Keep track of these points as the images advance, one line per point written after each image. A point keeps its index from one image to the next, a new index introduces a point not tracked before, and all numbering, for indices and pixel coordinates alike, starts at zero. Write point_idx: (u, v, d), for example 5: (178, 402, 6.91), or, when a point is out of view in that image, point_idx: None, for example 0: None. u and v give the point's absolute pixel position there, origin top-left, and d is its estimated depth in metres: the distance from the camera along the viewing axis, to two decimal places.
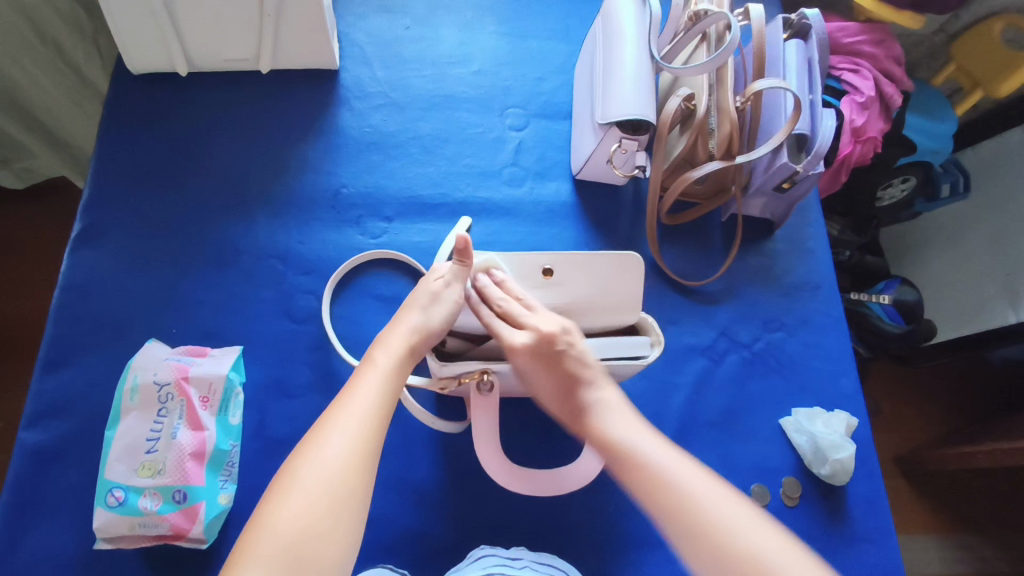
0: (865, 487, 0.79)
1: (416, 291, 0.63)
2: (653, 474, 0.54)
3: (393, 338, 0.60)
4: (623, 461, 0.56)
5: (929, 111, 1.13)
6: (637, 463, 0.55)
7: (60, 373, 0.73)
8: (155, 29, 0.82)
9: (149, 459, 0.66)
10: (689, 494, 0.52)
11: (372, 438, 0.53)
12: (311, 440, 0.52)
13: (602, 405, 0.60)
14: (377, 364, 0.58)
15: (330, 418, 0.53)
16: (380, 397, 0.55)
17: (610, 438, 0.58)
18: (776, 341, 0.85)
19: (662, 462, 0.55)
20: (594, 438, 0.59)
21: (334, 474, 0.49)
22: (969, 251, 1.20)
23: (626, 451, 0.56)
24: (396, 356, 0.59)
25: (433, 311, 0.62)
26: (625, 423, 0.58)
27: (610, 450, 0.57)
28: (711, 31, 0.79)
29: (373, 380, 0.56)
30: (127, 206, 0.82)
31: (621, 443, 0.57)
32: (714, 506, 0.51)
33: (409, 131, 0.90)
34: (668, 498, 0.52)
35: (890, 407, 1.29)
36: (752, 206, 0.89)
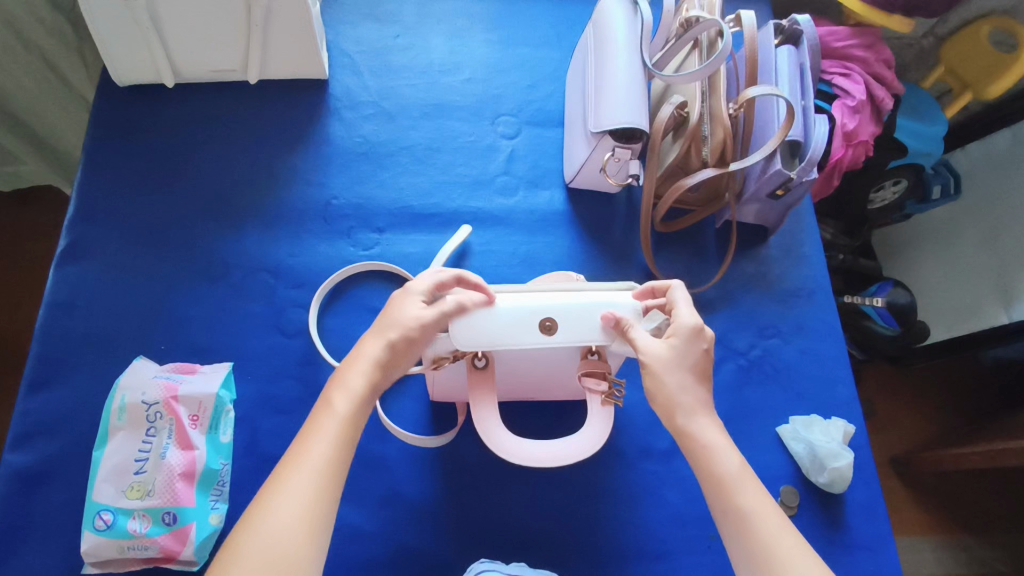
0: (864, 494, 0.78)
1: (391, 316, 0.57)
2: (739, 514, 0.52)
3: (353, 376, 0.54)
4: (723, 491, 0.53)
5: (918, 114, 1.13)
6: (734, 498, 0.53)
7: (46, 394, 0.72)
8: (140, 40, 0.80)
9: (138, 480, 0.65)
10: (769, 545, 0.50)
11: (324, 495, 0.50)
12: (261, 501, 0.48)
13: (703, 423, 0.56)
14: (336, 405, 0.53)
15: (281, 474, 0.50)
16: (336, 447, 0.52)
17: (712, 463, 0.54)
18: (772, 348, 0.85)
19: (750, 506, 0.52)
20: (693, 452, 0.55)
21: (286, 541, 0.47)
22: (960, 251, 1.20)
23: (723, 484, 0.53)
24: (357, 398, 0.53)
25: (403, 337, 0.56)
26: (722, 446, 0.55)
27: (706, 473, 0.54)
28: (703, 37, 0.78)
29: (331, 426, 0.52)
30: (114, 220, 0.81)
31: (726, 475, 0.53)
32: (792, 565, 0.49)
33: (400, 140, 0.89)
34: (751, 542, 0.51)
35: (885, 408, 1.29)
36: (745, 212, 0.88)
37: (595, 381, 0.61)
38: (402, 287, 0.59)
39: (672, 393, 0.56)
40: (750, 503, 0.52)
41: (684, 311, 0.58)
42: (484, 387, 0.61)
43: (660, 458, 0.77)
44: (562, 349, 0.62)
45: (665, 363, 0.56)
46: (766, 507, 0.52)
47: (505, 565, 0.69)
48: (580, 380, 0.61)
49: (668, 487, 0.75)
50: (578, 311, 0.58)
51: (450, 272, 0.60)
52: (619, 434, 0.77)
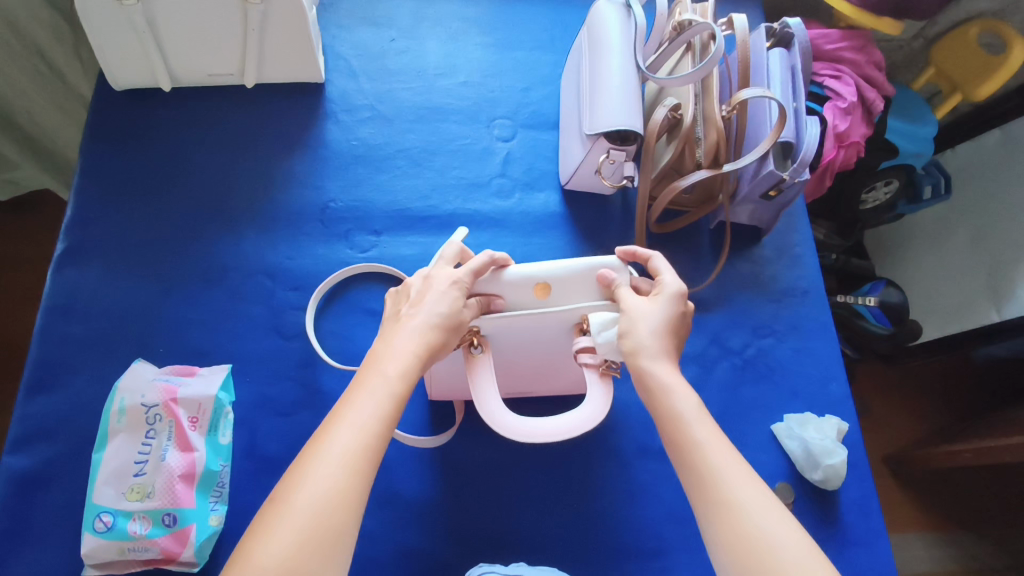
0: (857, 491, 0.79)
1: (433, 299, 0.56)
2: (688, 446, 0.51)
3: (402, 348, 0.53)
4: (672, 423, 0.52)
5: (910, 116, 1.15)
6: (684, 430, 0.52)
7: (45, 397, 0.72)
8: (137, 44, 0.81)
9: (138, 482, 0.65)
10: (715, 472, 0.50)
11: (367, 466, 0.48)
12: (300, 469, 0.47)
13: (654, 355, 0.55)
14: (383, 375, 0.52)
15: (320, 444, 0.48)
16: (378, 422, 0.50)
17: (666, 398, 0.53)
18: (767, 347, 0.86)
19: (703, 439, 0.51)
20: (647, 390, 0.54)
21: (325, 514, 0.45)
22: (952, 250, 1.22)
23: (677, 420, 0.52)
24: (407, 369, 0.52)
25: (449, 321, 0.56)
26: (673, 380, 0.54)
27: (661, 411, 0.53)
28: (697, 40, 0.79)
29: (376, 399, 0.50)
30: (111, 224, 0.81)
31: (681, 408, 0.53)
32: (737, 488, 0.49)
33: (396, 143, 0.90)
34: (699, 473, 0.50)
35: (878, 406, 1.31)
36: (739, 214, 0.89)
37: (589, 356, 0.59)
38: (437, 270, 0.59)
39: (640, 336, 0.55)
40: (702, 434, 0.52)
41: (667, 276, 0.59)
42: (485, 370, 0.60)
43: (655, 457, 0.77)
44: (556, 329, 0.62)
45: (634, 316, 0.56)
46: (716, 437, 0.52)
47: (502, 565, 0.69)
48: (576, 356, 0.60)
49: (665, 485, 0.76)
50: (574, 282, 0.61)
51: (484, 255, 0.59)
52: (617, 433, 0.78)
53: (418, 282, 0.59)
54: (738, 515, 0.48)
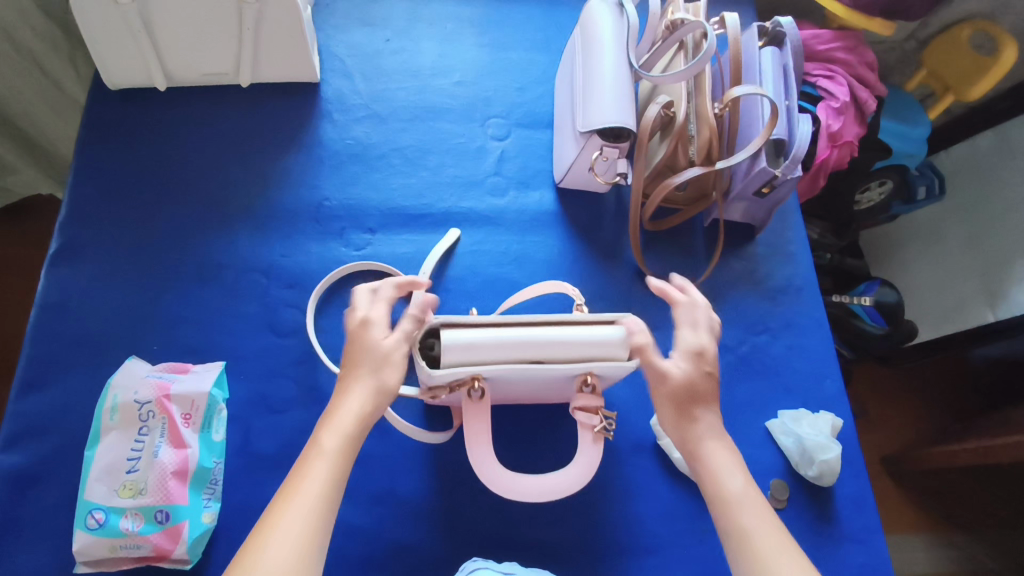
0: (852, 487, 0.79)
1: (366, 358, 0.60)
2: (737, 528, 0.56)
3: (341, 420, 0.57)
4: (725, 506, 0.57)
5: (904, 117, 1.15)
6: (733, 516, 0.57)
7: (38, 395, 0.72)
8: (133, 44, 0.81)
9: (130, 479, 0.64)
10: (766, 558, 0.54)
11: (316, 532, 0.51)
12: (256, 541, 0.50)
13: (710, 446, 0.61)
14: (322, 447, 0.55)
15: (273, 516, 0.51)
16: (323, 488, 0.53)
17: (717, 480, 0.59)
18: (761, 343, 0.86)
19: (749, 523, 0.56)
20: (699, 471, 0.60)
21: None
22: (946, 250, 1.22)
23: (726, 500, 0.58)
24: (346, 437, 0.56)
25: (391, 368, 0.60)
26: (726, 467, 0.59)
27: (711, 490, 0.59)
28: (688, 39, 0.81)
29: (321, 468, 0.54)
30: (106, 222, 0.81)
31: (728, 492, 0.58)
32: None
33: (390, 142, 0.90)
34: (749, 554, 0.55)
35: (875, 408, 1.31)
36: (732, 211, 0.89)
37: (587, 415, 0.65)
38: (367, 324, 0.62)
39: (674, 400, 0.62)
40: (750, 519, 0.56)
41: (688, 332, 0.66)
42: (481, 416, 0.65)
43: (649, 453, 0.77)
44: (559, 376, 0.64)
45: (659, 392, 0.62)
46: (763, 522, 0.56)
47: (497, 562, 0.69)
48: (573, 412, 0.65)
49: (659, 482, 0.76)
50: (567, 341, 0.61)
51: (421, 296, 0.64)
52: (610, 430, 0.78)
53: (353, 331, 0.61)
54: None
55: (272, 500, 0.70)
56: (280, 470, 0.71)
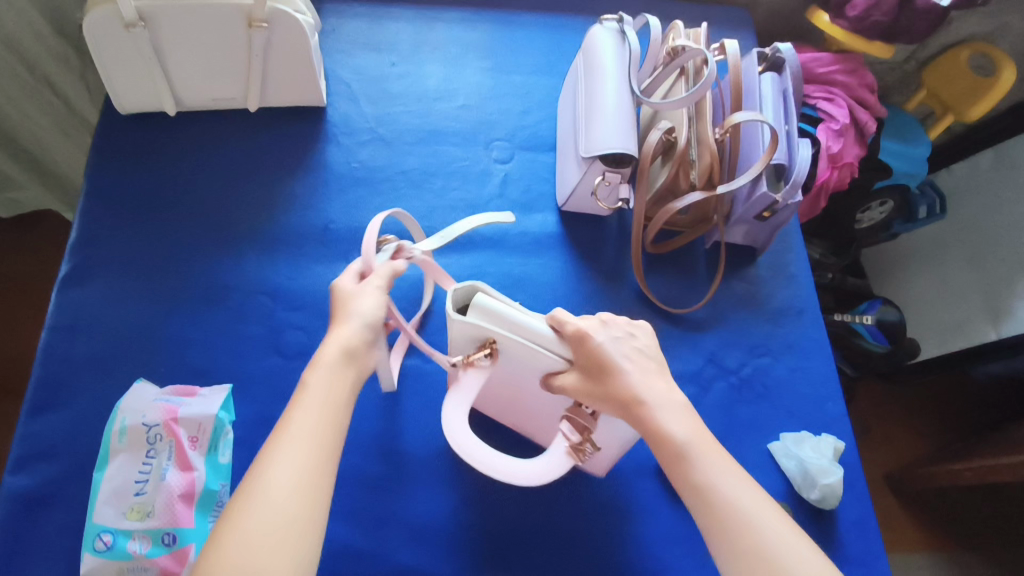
0: (855, 510, 0.79)
1: (345, 314, 0.59)
2: (702, 487, 0.53)
3: (326, 365, 0.55)
4: (680, 465, 0.54)
5: (903, 137, 1.16)
6: (693, 476, 0.54)
7: (47, 417, 0.72)
8: (144, 70, 0.83)
9: (138, 501, 0.65)
10: (735, 511, 0.51)
11: (320, 457, 0.51)
12: (258, 472, 0.49)
13: (663, 404, 0.57)
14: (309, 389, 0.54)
15: (273, 449, 0.50)
16: (321, 420, 0.52)
17: (673, 441, 0.55)
18: (763, 366, 0.86)
19: (711, 479, 0.53)
20: (653, 434, 0.56)
21: (283, 512, 0.47)
22: (948, 267, 1.23)
23: (685, 461, 0.54)
24: (335, 379, 0.55)
25: (375, 305, 0.61)
26: (680, 424, 0.56)
27: (669, 452, 0.55)
28: (689, 65, 0.82)
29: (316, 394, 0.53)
30: (116, 245, 0.82)
31: (685, 452, 0.54)
32: (764, 528, 0.51)
33: (395, 165, 0.91)
34: (716, 513, 0.52)
35: (878, 426, 1.31)
36: (734, 233, 0.90)
37: (571, 426, 0.61)
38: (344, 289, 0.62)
39: (628, 370, 0.59)
40: (707, 475, 0.53)
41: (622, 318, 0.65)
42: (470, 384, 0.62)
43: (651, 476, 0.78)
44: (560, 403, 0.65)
45: (588, 368, 0.60)
46: (731, 476, 0.54)
47: None
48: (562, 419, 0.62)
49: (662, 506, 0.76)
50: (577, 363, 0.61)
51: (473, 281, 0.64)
52: None
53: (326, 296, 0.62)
54: (761, 551, 0.49)
55: None
56: None
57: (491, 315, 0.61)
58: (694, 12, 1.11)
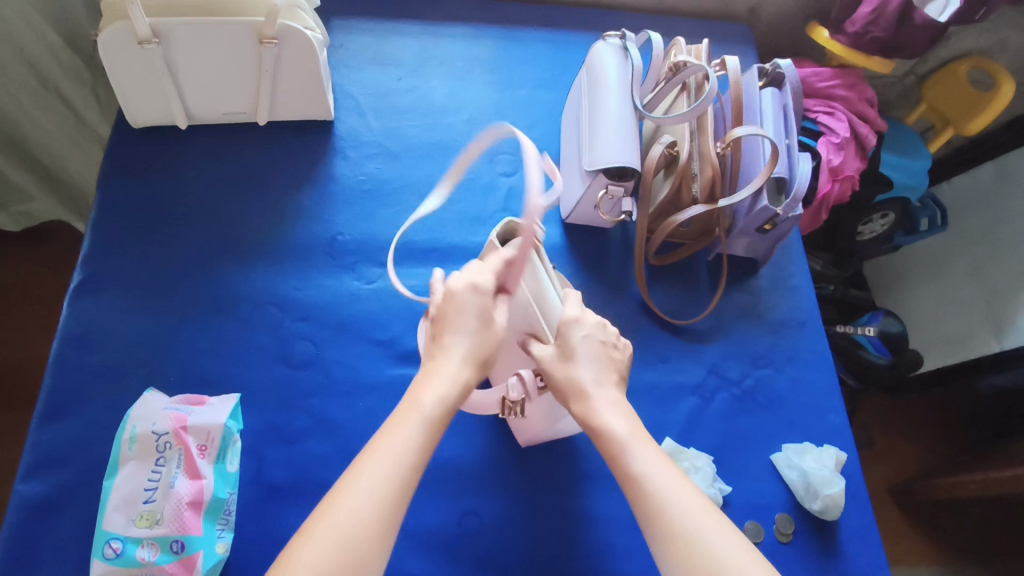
0: (857, 521, 0.80)
1: (459, 326, 0.57)
2: (626, 477, 0.54)
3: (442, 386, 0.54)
4: (616, 456, 0.55)
5: (903, 150, 1.18)
6: (626, 462, 0.55)
7: (58, 425, 0.73)
8: (157, 85, 0.84)
9: (147, 509, 0.66)
10: (666, 501, 0.52)
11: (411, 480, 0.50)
12: (335, 500, 0.48)
13: (605, 397, 0.58)
14: (421, 407, 0.53)
15: (368, 458, 0.50)
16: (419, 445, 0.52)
17: (607, 432, 0.56)
18: (765, 377, 0.87)
19: (642, 469, 0.54)
20: (590, 426, 0.57)
21: (351, 548, 0.46)
22: (949, 281, 1.24)
23: (620, 450, 0.55)
24: (447, 403, 0.54)
25: (482, 335, 0.58)
26: (613, 414, 0.57)
27: (605, 443, 0.56)
28: (691, 81, 0.84)
29: (412, 428, 0.52)
30: (128, 256, 0.83)
31: (620, 442, 0.56)
32: (693, 517, 0.51)
33: (401, 178, 0.93)
34: (650, 500, 0.52)
35: (882, 438, 1.31)
36: (735, 246, 0.91)
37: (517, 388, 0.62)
38: (455, 287, 0.59)
39: (579, 370, 0.59)
40: (644, 464, 0.54)
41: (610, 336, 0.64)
42: None
43: None
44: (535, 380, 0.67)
45: (562, 352, 0.60)
46: (665, 469, 0.54)
47: None
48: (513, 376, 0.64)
49: None
50: None
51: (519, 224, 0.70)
52: None
53: (447, 294, 0.59)
54: (690, 540, 0.50)
55: (283, 531, 0.71)
56: (292, 500, 0.73)
57: (518, 253, 0.66)
58: (695, 29, 1.13)
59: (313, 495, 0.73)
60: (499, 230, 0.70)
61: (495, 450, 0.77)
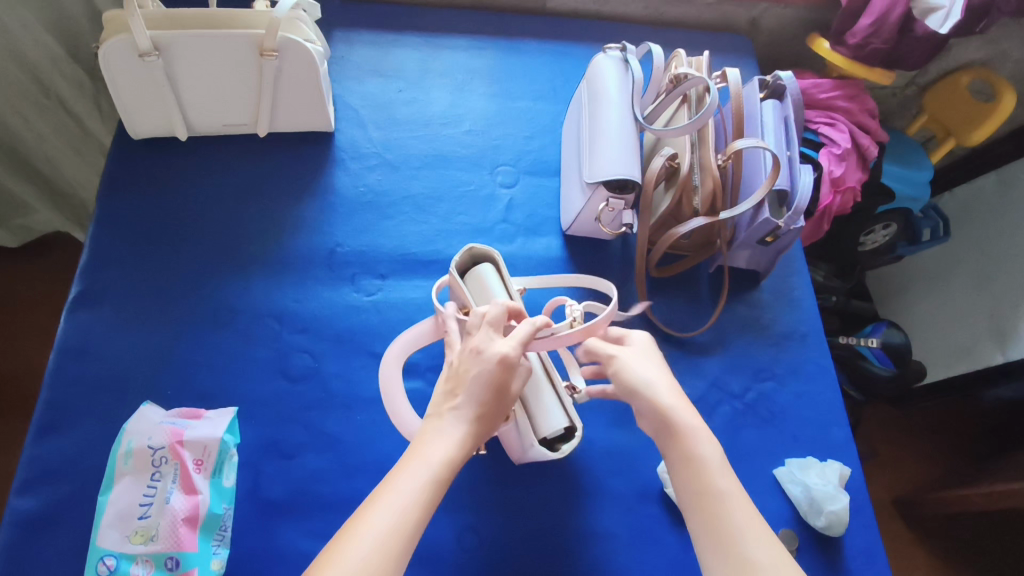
0: (861, 538, 0.78)
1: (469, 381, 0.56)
2: (710, 490, 0.52)
3: (449, 438, 0.53)
4: (694, 473, 0.54)
5: (906, 161, 1.17)
6: (707, 478, 0.53)
7: (54, 439, 0.73)
8: (157, 96, 0.84)
9: (142, 525, 0.65)
10: (736, 527, 0.50)
11: (419, 524, 0.48)
12: (338, 543, 0.46)
13: (693, 415, 0.56)
14: (428, 458, 0.51)
15: (375, 501, 0.49)
16: (427, 491, 0.50)
17: (690, 443, 0.55)
18: (767, 391, 0.86)
19: (723, 488, 0.53)
20: (671, 432, 0.56)
21: None
22: (953, 292, 1.23)
23: (699, 464, 0.54)
24: (455, 456, 0.52)
25: (496, 393, 0.56)
26: (704, 434, 0.55)
27: (681, 453, 0.55)
28: (692, 93, 0.83)
29: (415, 473, 0.50)
30: (127, 268, 0.83)
31: (704, 458, 0.54)
32: (759, 547, 0.49)
33: (402, 190, 0.92)
34: (717, 522, 0.51)
35: (885, 450, 1.30)
36: (736, 258, 0.91)
37: None
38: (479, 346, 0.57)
39: (652, 379, 0.58)
40: (722, 485, 0.53)
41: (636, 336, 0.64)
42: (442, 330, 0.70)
43: (655, 501, 0.77)
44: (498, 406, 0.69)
45: (635, 355, 0.61)
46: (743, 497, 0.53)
47: None
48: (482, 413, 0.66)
49: (667, 532, 0.76)
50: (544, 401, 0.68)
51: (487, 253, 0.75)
52: (617, 477, 0.78)
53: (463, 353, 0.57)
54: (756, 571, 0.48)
55: (280, 548, 0.70)
56: (288, 516, 0.72)
57: (478, 284, 0.72)
58: (696, 41, 1.13)
59: (310, 510, 0.72)
60: (462, 256, 0.75)
61: (494, 464, 0.76)
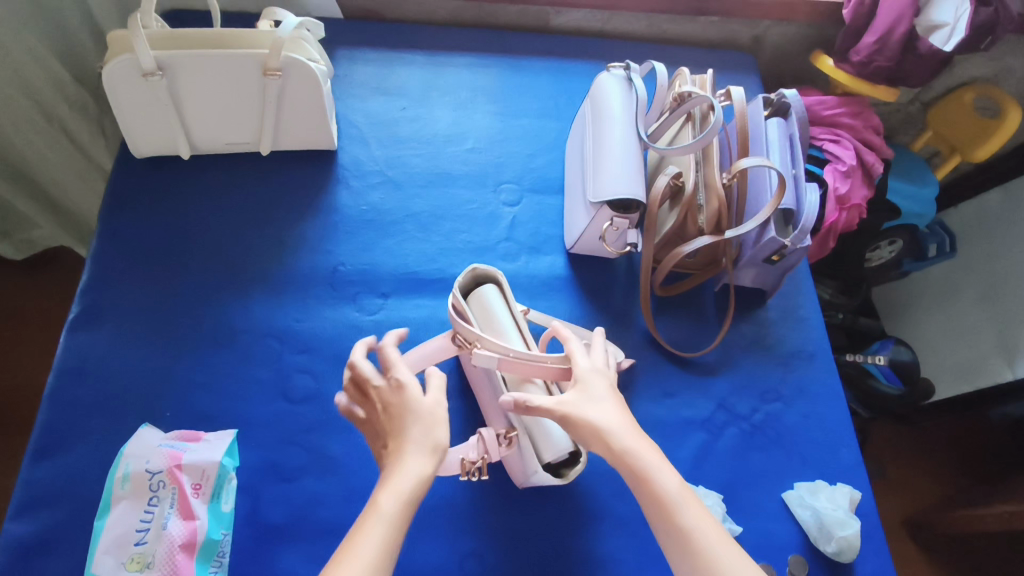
0: (873, 563, 0.77)
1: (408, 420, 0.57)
2: (681, 532, 0.52)
3: (400, 482, 0.53)
4: (665, 512, 0.53)
5: (911, 178, 1.16)
6: (676, 517, 0.52)
7: (50, 462, 0.72)
8: (160, 116, 0.84)
9: (138, 551, 0.65)
10: (717, 563, 0.50)
11: None
12: None
13: (650, 457, 0.55)
14: (379, 508, 0.51)
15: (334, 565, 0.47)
16: (383, 547, 0.48)
17: (654, 485, 0.54)
18: (774, 412, 0.85)
19: (693, 525, 0.52)
20: (633, 474, 0.55)
21: None
22: (960, 308, 1.22)
23: (666, 505, 0.53)
24: (406, 497, 0.52)
25: (426, 420, 0.57)
26: (664, 473, 0.55)
27: (650, 497, 0.54)
28: (696, 111, 0.83)
29: (375, 531, 0.49)
30: (127, 287, 0.82)
31: (667, 498, 0.53)
32: None
33: (405, 209, 0.92)
34: (697, 562, 0.50)
35: (894, 468, 1.27)
36: (742, 277, 0.90)
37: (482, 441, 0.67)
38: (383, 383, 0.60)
39: (604, 419, 0.57)
40: (692, 520, 0.52)
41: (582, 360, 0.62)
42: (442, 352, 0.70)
43: None
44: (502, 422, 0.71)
45: (582, 398, 0.58)
46: (717, 530, 0.52)
47: None
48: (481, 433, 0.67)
49: None
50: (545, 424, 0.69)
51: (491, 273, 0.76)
52: (622, 501, 0.76)
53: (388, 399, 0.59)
54: None
55: None
56: (287, 541, 0.70)
57: (482, 306, 0.73)
58: (700, 58, 1.13)
59: (309, 536, 0.71)
60: (466, 277, 0.76)
61: (498, 487, 0.75)
